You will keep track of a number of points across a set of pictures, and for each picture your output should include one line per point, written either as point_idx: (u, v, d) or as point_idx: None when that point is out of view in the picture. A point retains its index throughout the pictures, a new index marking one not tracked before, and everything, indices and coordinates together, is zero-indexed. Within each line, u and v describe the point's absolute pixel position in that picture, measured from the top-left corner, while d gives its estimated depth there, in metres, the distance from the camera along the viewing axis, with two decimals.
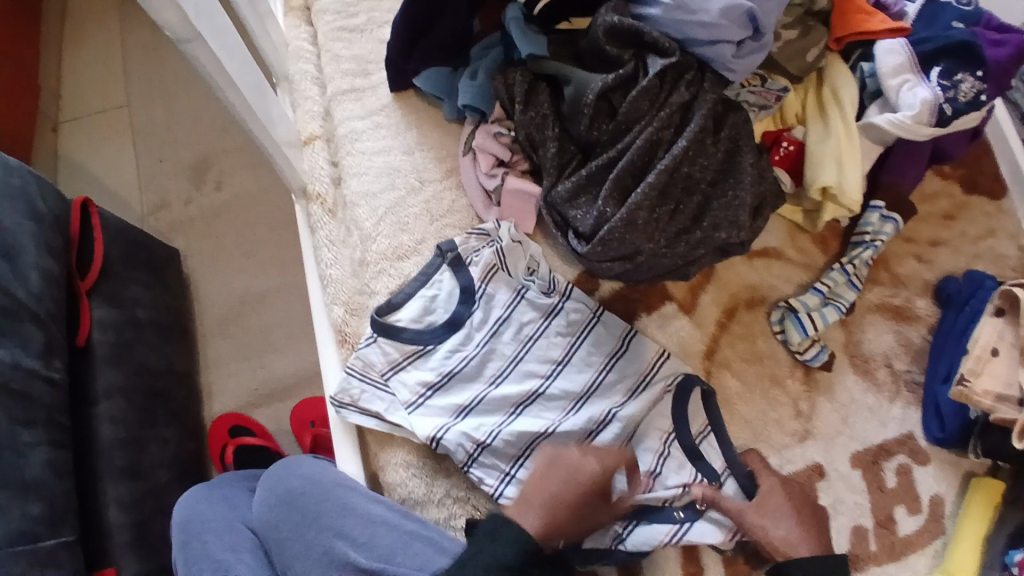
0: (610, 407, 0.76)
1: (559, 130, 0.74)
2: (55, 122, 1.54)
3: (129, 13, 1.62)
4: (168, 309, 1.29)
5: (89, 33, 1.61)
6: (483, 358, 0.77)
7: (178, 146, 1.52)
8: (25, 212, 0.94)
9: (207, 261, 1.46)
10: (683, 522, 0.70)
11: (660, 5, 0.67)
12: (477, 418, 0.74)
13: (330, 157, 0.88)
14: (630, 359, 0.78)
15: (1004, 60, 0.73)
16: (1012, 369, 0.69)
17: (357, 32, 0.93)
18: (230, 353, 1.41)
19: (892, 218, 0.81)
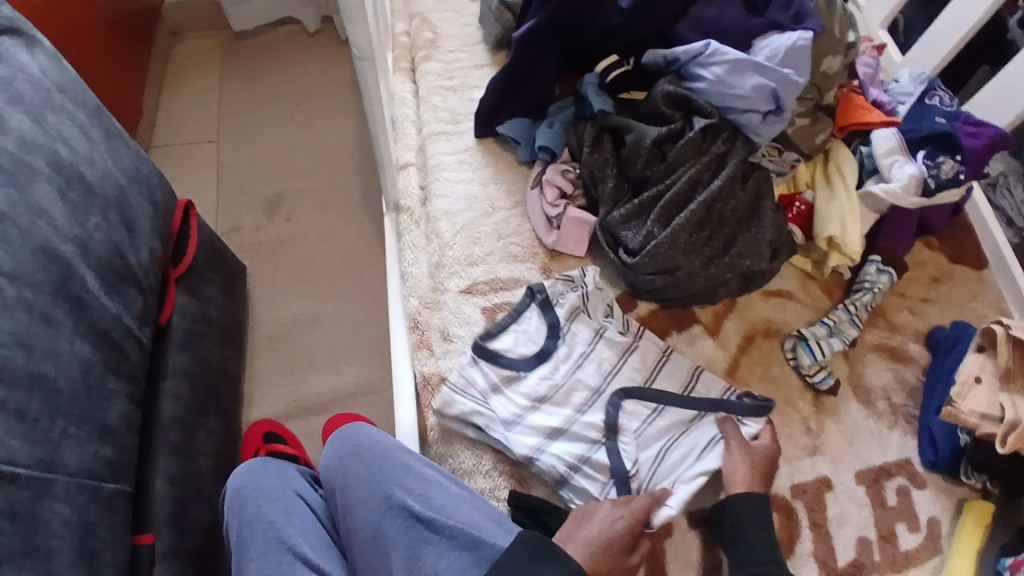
0: (676, 432, 0.85)
1: (617, 171, 0.93)
2: (146, 146, 1.75)
3: (228, 68, 1.89)
4: (232, 313, 1.43)
5: (190, 80, 1.87)
6: (543, 359, 0.87)
7: (258, 180, 1.72)
8: (146, 198, 1.10)
9: (266, 281, 1.60)
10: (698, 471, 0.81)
11: (706, 80, 0.87)
12: (540, 415, 0.84)
13: (421, 182, 1.06)
14: (694, 388, 0.88)
15: (981, 147, 0.92)
16: (994, 393, 0.80)
17: (452, 91, 1.14)
18: (275, 367, 1.51)
19: (886, 271, 0.97)
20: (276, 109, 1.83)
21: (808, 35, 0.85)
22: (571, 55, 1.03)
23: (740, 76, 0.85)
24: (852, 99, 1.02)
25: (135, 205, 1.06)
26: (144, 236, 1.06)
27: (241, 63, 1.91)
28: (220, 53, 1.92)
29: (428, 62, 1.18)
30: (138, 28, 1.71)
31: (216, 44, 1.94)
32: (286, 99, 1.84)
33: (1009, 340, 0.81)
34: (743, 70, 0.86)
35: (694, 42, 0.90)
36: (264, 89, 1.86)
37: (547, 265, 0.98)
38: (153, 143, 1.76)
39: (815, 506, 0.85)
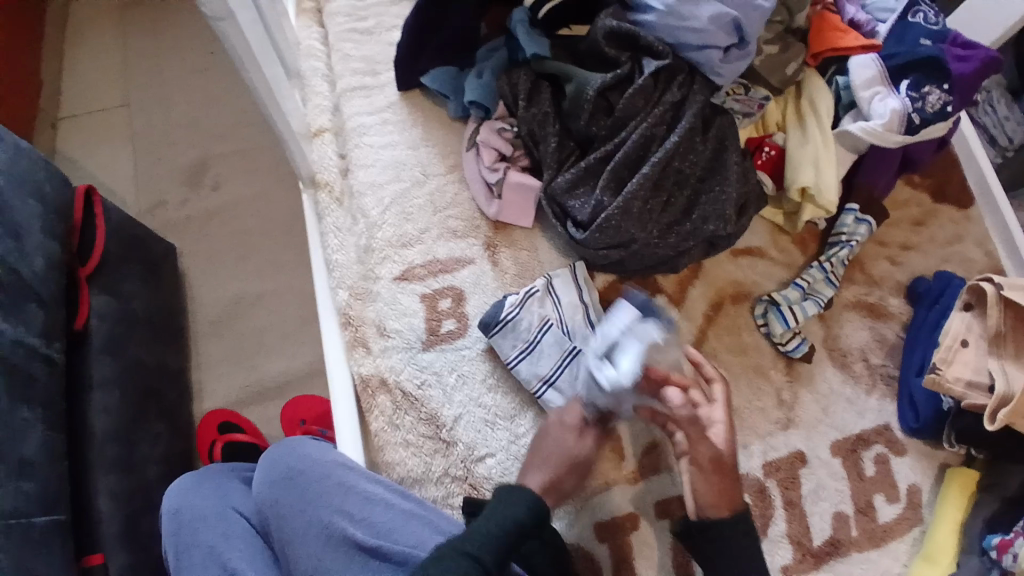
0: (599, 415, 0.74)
1: (559, 127, 0.79)
2: (53, 120, 1.38)
3: (138, 7, 1.48)
4: (174, 295, 1.20)
5: (93, 27, 1.46)
6: (517, 326, 0.78)
7: (180, 145, 1.36)
8: (35, 196, 0.89)
9: (201, 257, 1.29)
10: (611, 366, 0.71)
11: (655, 11, 0.72)
12: (539, 359, 0.78)
13: (339, 150, 0.91)
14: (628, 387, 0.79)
15: (967, 73, 0.82)
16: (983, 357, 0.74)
17: (366, 35, 0.97)
18: (223, 353, 1.23)
19: (865, 221, 0.88)
20: (188, 56, 1.43)
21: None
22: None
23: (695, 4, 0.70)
24: (825, 19, 0.88)
25: (16, 204, 0.85)
26: (37, 239, 0.87)
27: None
28: None
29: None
30: None
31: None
32: (196, 41, 1.45)
33: (1002, 301, 0.74)
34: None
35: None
36: (177, 33, 1.46)
37: (491, 240, 0.85)
38: (61, 114, 1.39)
39: (790, 483, 0.81)
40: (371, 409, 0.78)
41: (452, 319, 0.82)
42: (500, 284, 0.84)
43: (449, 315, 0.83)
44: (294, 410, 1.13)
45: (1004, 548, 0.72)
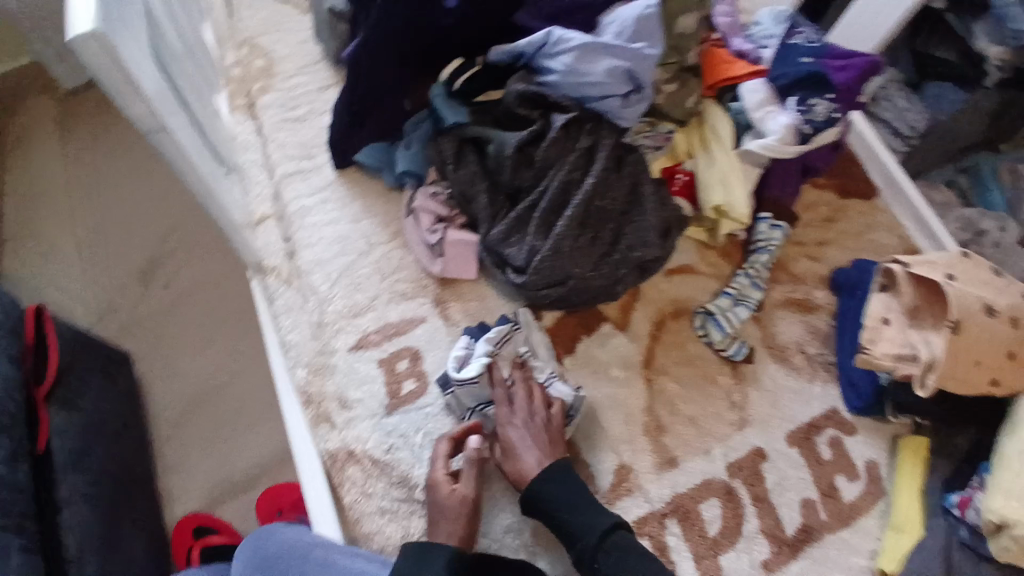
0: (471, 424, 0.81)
1: (487, 183, 0.85)
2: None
3: (79, 120, 1.50)
4: (133, 397, 1.19)
5: (34, 144, 1.48)
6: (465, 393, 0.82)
7: (128, 248, 1.38)
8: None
9: (157, 355, 1.28)
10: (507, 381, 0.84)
11: (558, 72, 0.78)
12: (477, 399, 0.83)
13: (283, 233, 0.95)
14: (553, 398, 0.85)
15: (850, 81, 0.88)
16: (903, 331, 0.81)
17: (299, 122, 1.04)
18: (193, 449, 1.21)
19: (779, 225, 0.95)
20: (132, 162, 1.46)
21: (655, 3, 0.77)
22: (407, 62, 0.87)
23: (591, 61, 0.77)
24: (714, 55, 0.95)
25: None
26: None
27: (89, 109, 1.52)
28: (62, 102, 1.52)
29: (266, 94, 1.06)
30: None
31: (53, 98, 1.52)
32: (135, 145, 1.48)
33: (910, 278, 0.83)
34: (592, 54, 0.77)
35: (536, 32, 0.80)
36: (115, 140, 1.49)
37: (440, 296, 0.90)
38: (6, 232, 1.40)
39: (755, 479, 0.85)
40: (343, 482, 0.80)
41: (412, 378, 0.86)
42: (454, 336, 0.88)
43: (409, 374, 0.86)
44: (270, 499, 1.12)
45: (965, 505, 0.81)
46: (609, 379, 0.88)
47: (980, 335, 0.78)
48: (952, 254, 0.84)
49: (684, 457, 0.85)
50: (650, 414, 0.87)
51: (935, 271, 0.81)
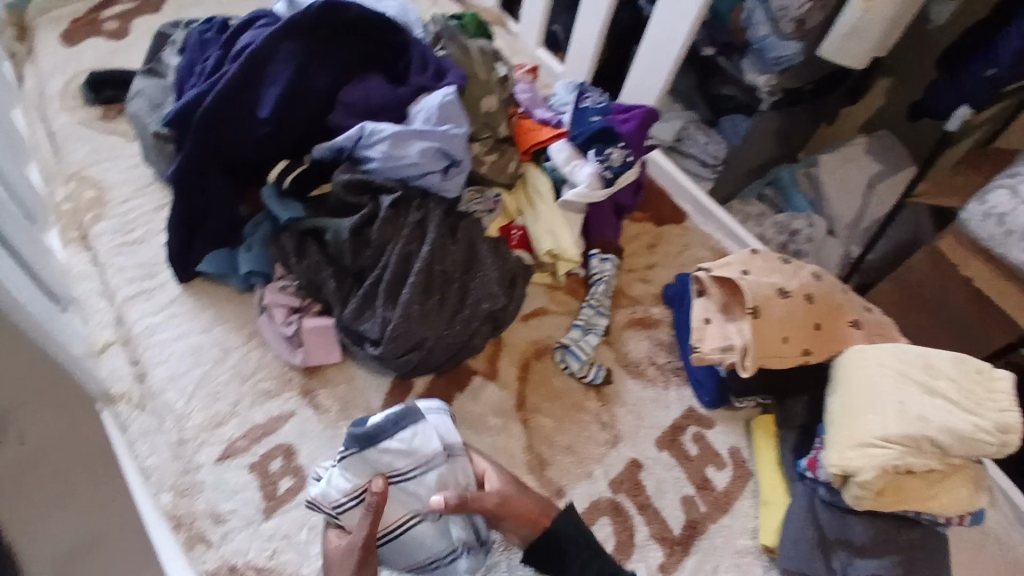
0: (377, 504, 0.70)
1: (333, 268, 0.89)
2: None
3: None
4: None
5: None
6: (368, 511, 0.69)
7: None
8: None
9: None
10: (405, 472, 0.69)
11: (376, 159, 0.87)
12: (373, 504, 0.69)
13: (129, 358, 0.92)
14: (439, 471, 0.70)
15: (634, 129, 1.06)
16: (723, 326, 0.95)
17: (137, 244, 1.03)
18: None
19: (608, 259, 1.08)
20: None
21: (452, 90, 0.89)
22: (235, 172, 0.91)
23: (405, 146, 0.86)
24: (521, 125, 1.10)
25: None
26: None
27: None
28: None
29: (99, 222, 1.05)
30: None
31: None
32: None
33: (713, 280, 0.97)
34: (405, 140, 0.86)
35: (351, 128, 0.88)
36: None
37: (307, 385, 0.91)
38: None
39: (636, 489, 0.92)
40: None
41: (288, 476, 0.85)
42: (326, 423, 0.89)
43: (285, 473, 0.85)
44: None
45: (813, 466, 0.88)
46: (487, 429, 0.92)
47: (779, 314, 0.91)
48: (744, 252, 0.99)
49: (569, 485, 0.90)
50: (530, 451, 0.92)
51: (732, 270, 0.96)
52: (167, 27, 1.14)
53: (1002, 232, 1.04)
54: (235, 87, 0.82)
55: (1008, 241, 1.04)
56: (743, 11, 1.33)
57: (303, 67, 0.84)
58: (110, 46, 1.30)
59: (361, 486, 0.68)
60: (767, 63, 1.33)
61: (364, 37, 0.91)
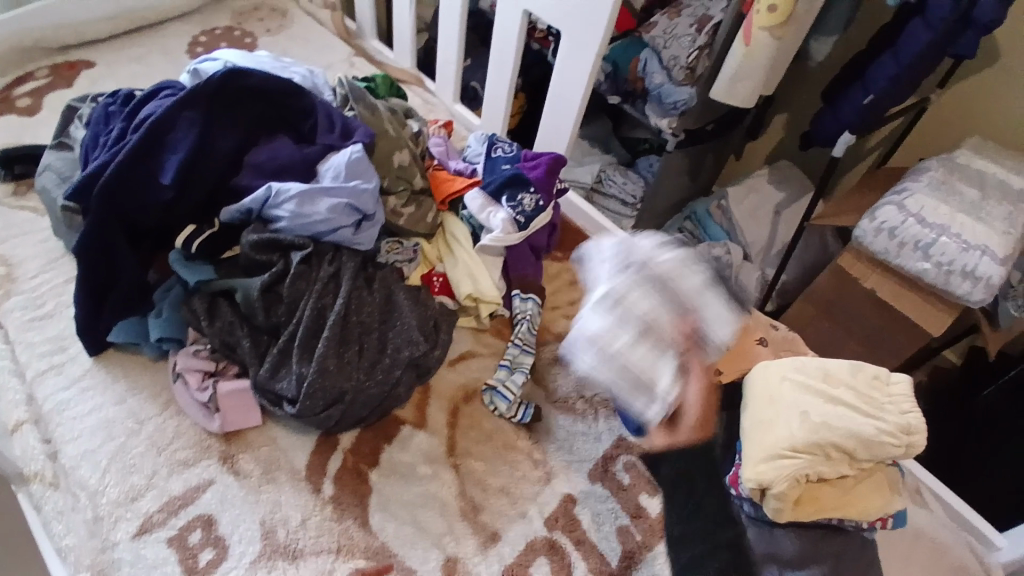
0: (649, 282, 0.88)
1: (248, 329, 0.89)
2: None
3: None
4: None
5: None
6: (665, 287, 0.88)
7: None
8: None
9: None
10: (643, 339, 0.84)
11: (285, 218, 0.88)
12: (645, 284, 0.87)
13: (41, 436, 0.88)
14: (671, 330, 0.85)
15: (542, 174, 1.11)
16: None
17: (47, 318, 1.00)
18: None
19: (530, 297, 1.10)
20: None
21: (359, 148, 0.93)
22: (143, 238, 0.91)
23: (313, 204, 0.89)
24: (437, 175, 1.14)
25: None
26: None
27: None
28: None
29: (6, 298, 1.01)
30: None
31: None
32: None
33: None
34: (314, 198, 0.89)
35: (259, 188, 0.90)
36: None
37: (227, 450, 0.88)
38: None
39: (572, 525, 0.92)
40: None
41: (208, 547, 0.81)
42: (248, 488, 0.86)
43: (204, 545, 0.81)
44: None
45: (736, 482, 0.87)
46: (418, 479, 0.91)
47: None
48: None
49: (505, 527, 0.90)
50: (463, 498, 0.91)
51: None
52: (75, 101, 1.15)
53: (896, 245, 1.12)
54: (135, 156, 0.82)
55: (902, 252, 1.12)
56: (640, 62, 1.45)
57: (205, 132, 0.85)
58: (20, 122, 1.30)
59: (678, 288, 0.89)
60: (667, 107, 1.44)
61: (268, 101, 0.94)
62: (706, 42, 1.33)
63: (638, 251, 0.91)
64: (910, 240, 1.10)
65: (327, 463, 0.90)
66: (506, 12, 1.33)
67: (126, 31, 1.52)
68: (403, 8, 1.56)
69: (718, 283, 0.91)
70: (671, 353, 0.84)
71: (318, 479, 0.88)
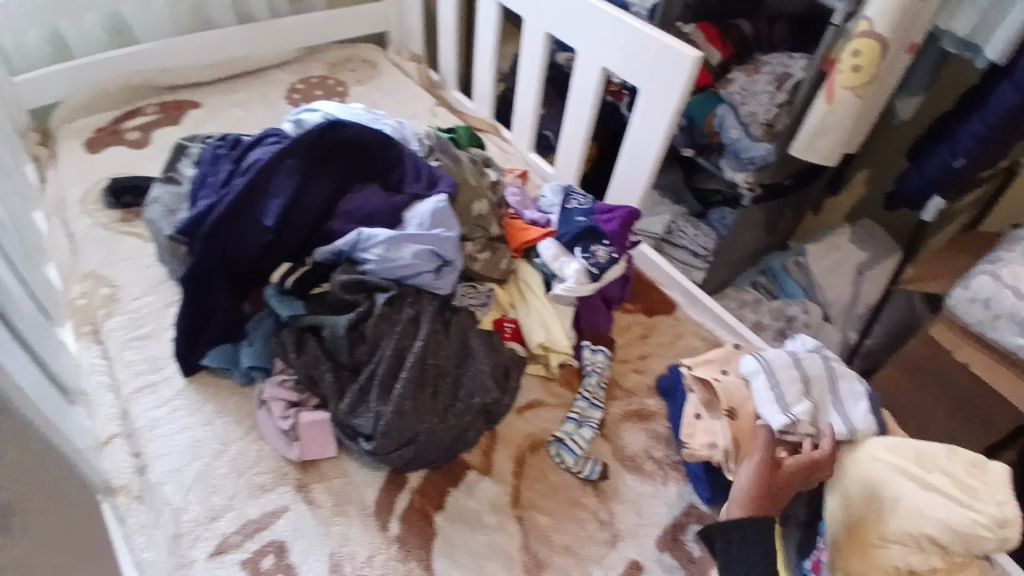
0: (779, 373, 0.98)
1: (330, 363, 0.92)
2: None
3: None
4: None
5: None
6: (790, 380, 0.97)
7: None
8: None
9: None
10: (785, 408, 0.94)
11: (372, 261, 0.92)
12: (782, 375, 0.98)
13: (132, 450, 0.93)
14: (785, 402, 0.95)
15: (617, 227, 1.11)
16: (711, 423, 0.99)
17: (147, 339, 1.07)
18: None
19: (600, 349, 1.10)
20: None
21: (444, 198, 0.97)
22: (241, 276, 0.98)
23: (399, 249, 0.92)
24: (513, 224, 1.16)
25: None
26: None
27: None
28: None
29: (111, 318, 1.10)
30: None
31: None
32: None
33: (696, 379, 1.04)
34: (400, 244, 0.92)
35: (351, 232, 0.94)
36: None
37: (302, 480, 0.90)
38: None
39: None
40: None
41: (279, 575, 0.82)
42: (320, 520, 0.87)
43: (274, 572, 0.83)
44: None
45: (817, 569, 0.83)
46: (483, 527, 0.90)
47: (754, 417, 0.98)
48: (727, 349, 1.09)
49: None
50: (527, 552, 0.89)
51: (713, 369, 1.05)
52: (186, 139, 1.26)
53: (990, 316, 1.05)
54: (241, 200, 0.89)
55: (998, 323, 1.05)
56: (716, 117, 1.46)
57: (303, 181, 0.92)
58: (132, 154, 1.42)
59: (811, 382, 0.98)
60: (744, 162, 1.43)
61: (363, 151, 1.00)
62: (786, 99, 1.33)
63: (830, 355, 1.04)
64: (1006, 313, 1.03)
65: (394, 502, 0.90)
66: (584, 69, 1.37)
67: (229, 75, 1.65)
68: (484, 63, 1.65)
69: (865, 398, 0.97)
70: (772, 417, 0.94)
71: (385, 519, 0.88)
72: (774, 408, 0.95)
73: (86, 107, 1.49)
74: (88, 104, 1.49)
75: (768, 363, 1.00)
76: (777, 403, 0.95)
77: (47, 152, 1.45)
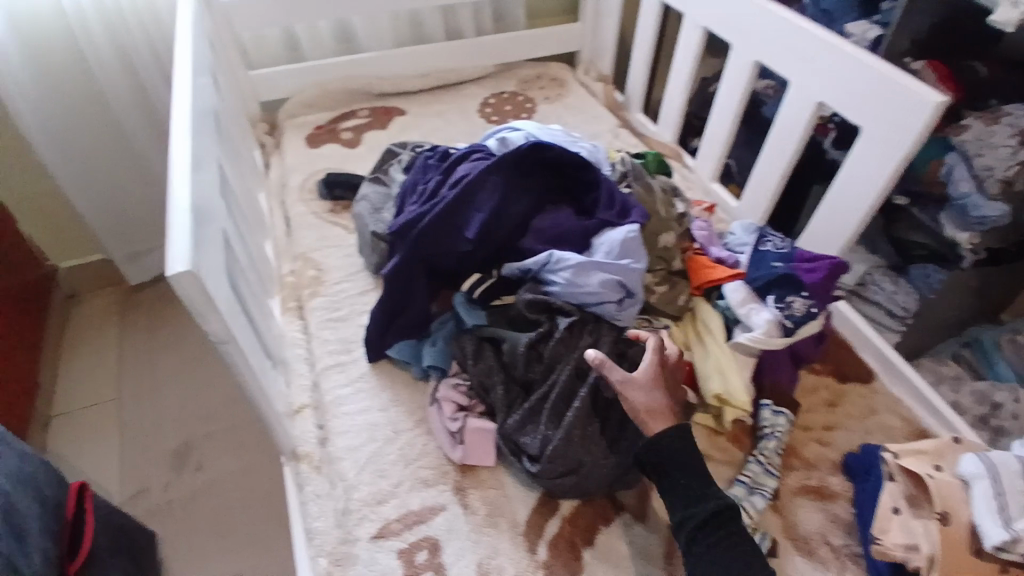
0: (1008, 478, 0.83)
1: (504, 376, 0.94)
2: (43, 419, 1.56)
3: (129, 342, 1.72)
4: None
5: (88, 345, 1.72)
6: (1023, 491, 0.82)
7: (162, 417, 1.58)
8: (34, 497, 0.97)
9: (168, 514, 1.42)
10: (1010, 523, 0.80)
11: (559, 284, 0.93)
12: (1013, 482, 0.83)
13: (318, 422, 1.03)
14: (1012, 516, 0.80)
15: (820, 280, 1.01)
16: (909, 521, 0.86)
17: (341, 321, 1.18)
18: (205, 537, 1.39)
19: (781, 412, 1.01)
20: (188, 377, 1.66)
21: (636, 227, 0.95)
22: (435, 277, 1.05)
23: (587, 275, 0.92)
24: (697, 260, 1.10)
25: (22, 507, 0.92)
26: (35, 539, 0.93)
27: (137, 334, 1.74)
28: (116, 328, 1.75)
29: (315, 298, 1.23)
30: (29, 324, 1.56)
31: (113, 337, 1.73)
32: (186, 344, 1.72)
33: (900, 468, 0.91)
34: (588, 270, 0.92)
35: (542, 254, 0.96)
36: (165, 339, 1.73)
37: (460, 483, 0.94)
38: (51, 413, 1.58)
39: None
40: None
41: (430, 571, 0.86)
42: (472, 526, 0.90)
43: (427, 568, 0.86)
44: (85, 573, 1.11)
45: None
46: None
47: (969, 526, 0.83)
48: (941, 440, 0.95)
49: None
50: None
51: (923, 462, 0.92)
52: (396, 146, 1.38)
53: None
54: (449, 210, 0.95)
55: None
56: (943, 167, 1.23)
57: (505, 197, 0.96)
58: (345, 152, 1.59)
59: None
60: (971, 220, 1.21)
61: (560, 173, 1.03)
62: None
63: None
64: None
65: (545, 526, 0.90)
66: (793, 101, 1.26)
67: (433, 87, 1.79)
68: (676, 90, 1.60)
69: None
70: (992, 529, 0.80)
71: (534, 542, 0.88)
72: (995, 519, 0.81)
73: (310, 104, 1.69)
74: (311, 103, 1.68)
75: (995, 464, 0.85)
76: (1000, 515, 0.81)
77: (272, 141, 1.66)
